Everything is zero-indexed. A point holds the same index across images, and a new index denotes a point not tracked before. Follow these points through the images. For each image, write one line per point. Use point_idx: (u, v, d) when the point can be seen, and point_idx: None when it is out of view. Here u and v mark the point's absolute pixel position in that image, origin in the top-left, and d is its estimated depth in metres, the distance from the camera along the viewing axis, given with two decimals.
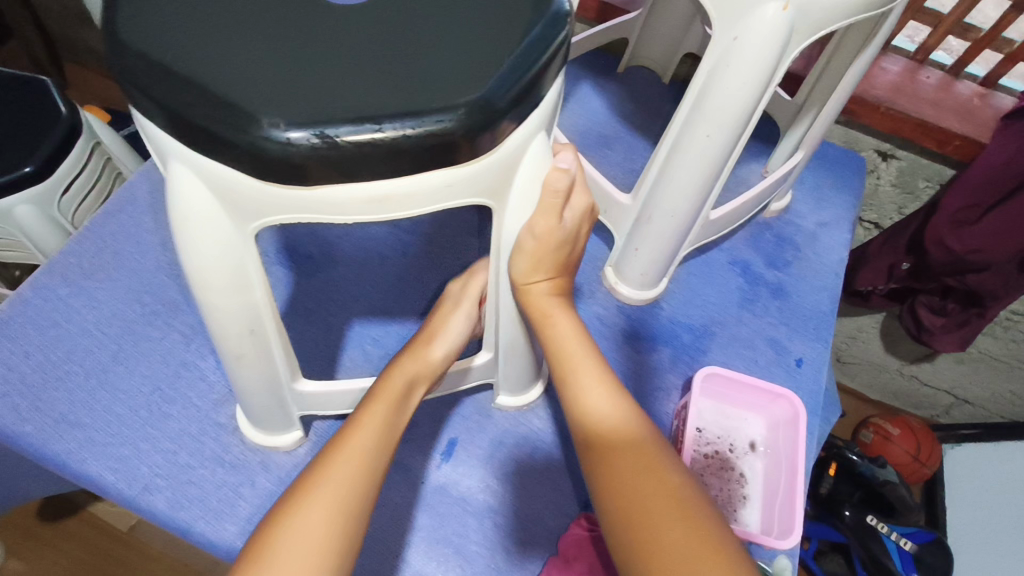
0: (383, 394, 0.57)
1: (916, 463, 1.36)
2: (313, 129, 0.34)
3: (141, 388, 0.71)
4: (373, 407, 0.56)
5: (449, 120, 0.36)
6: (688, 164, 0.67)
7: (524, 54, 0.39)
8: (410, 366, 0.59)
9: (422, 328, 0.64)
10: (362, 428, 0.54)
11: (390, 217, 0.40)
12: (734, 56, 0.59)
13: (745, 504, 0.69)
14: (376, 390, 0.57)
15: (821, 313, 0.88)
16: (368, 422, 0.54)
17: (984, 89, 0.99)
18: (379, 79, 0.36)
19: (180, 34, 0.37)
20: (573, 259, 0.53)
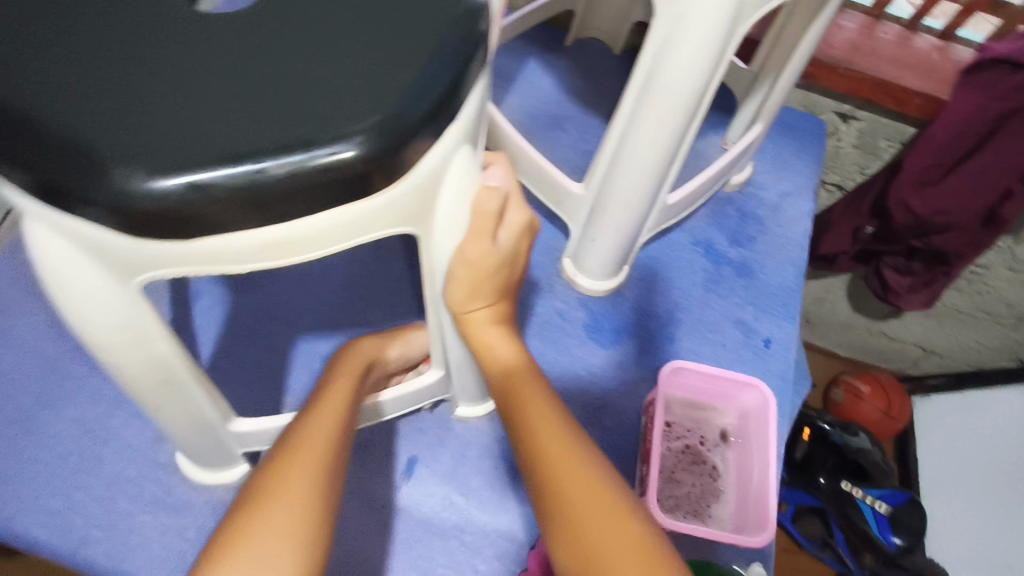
0: (336, 391, 0.56)
1: (887, 419, 1.36)
2: (180, 176, 0.29)
3: (69, 433, 0.66)
4: (330, 397, 0.55)
5: (347, 149, 0.31)
6: (639, 150, 0.63)
7: (433, 62, 0.34)
8: (352, 364, 0.61)
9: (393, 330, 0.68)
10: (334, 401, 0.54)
11: (295, 259, 0.35)
12: (679, 34, 0.54)
13: (717, 499, 0.68)
14: (325, 390, 0.56)
15: (788, 289, 0.85)
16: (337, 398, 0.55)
17: (943, 42, 0.95)
18: (261, 106, 0.31)
19: (14, 68, 0.31)
20: (515, 280, 0.49)
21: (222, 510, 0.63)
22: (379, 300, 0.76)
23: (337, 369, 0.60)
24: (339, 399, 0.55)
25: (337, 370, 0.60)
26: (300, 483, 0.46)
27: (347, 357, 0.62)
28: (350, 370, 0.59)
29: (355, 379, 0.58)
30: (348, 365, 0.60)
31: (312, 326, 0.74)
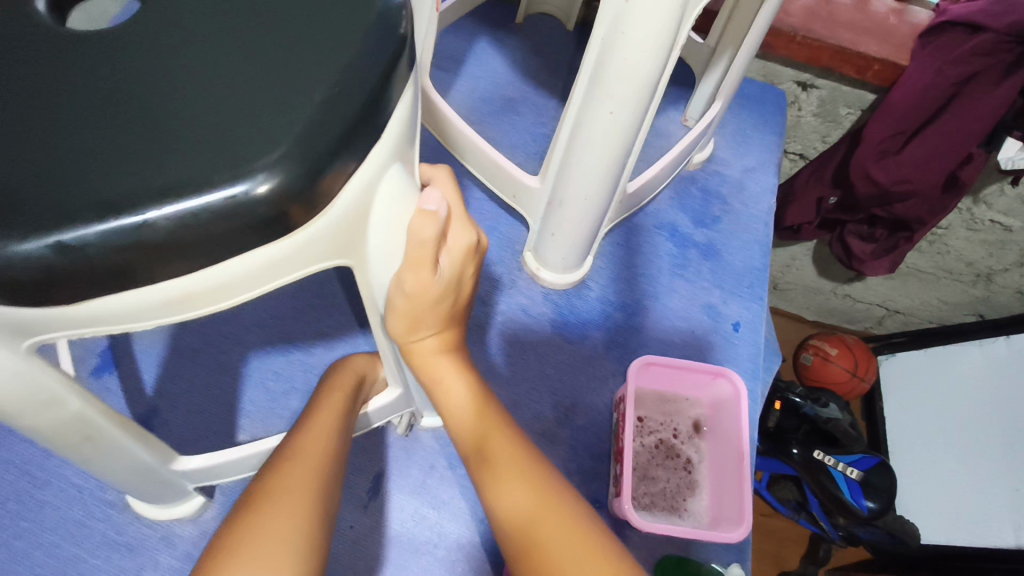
0: (328, 404, 0.53)
1: (854, 379, 1.39)
2: (51, 237, 0.26)
3: (6, 475, 0.61)
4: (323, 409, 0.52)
5: (246, 191, 0.27)
6: (594, 143, 0.60)
7: (343, 78, 0.30)
8: (345, 374, 0.58)
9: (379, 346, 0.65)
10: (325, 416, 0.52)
11: (211, 308, 0.32)
12: (627, 20, 0.50)
13: (693, 493, 0.67)
14: (316, 402, 0.54)
15: (754, 268, 0.84)
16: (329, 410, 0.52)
17: (900, 5, 0.93)
18: (143, 148, 0.27)
19: None
20: (464, 306, 0.45)
21: (180, 546, 0.60)
22: (331, 309, 0.72)
23: (332, 376, 0.57)
24: (334, 409, 0.52)
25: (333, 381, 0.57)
26: (298, 492, 0.43)
27: (340, 368, 0.59)
28: (345, 378, 0.57)
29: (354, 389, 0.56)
30: (341, 375, 0.57)
31: (264, 340, 0.69)
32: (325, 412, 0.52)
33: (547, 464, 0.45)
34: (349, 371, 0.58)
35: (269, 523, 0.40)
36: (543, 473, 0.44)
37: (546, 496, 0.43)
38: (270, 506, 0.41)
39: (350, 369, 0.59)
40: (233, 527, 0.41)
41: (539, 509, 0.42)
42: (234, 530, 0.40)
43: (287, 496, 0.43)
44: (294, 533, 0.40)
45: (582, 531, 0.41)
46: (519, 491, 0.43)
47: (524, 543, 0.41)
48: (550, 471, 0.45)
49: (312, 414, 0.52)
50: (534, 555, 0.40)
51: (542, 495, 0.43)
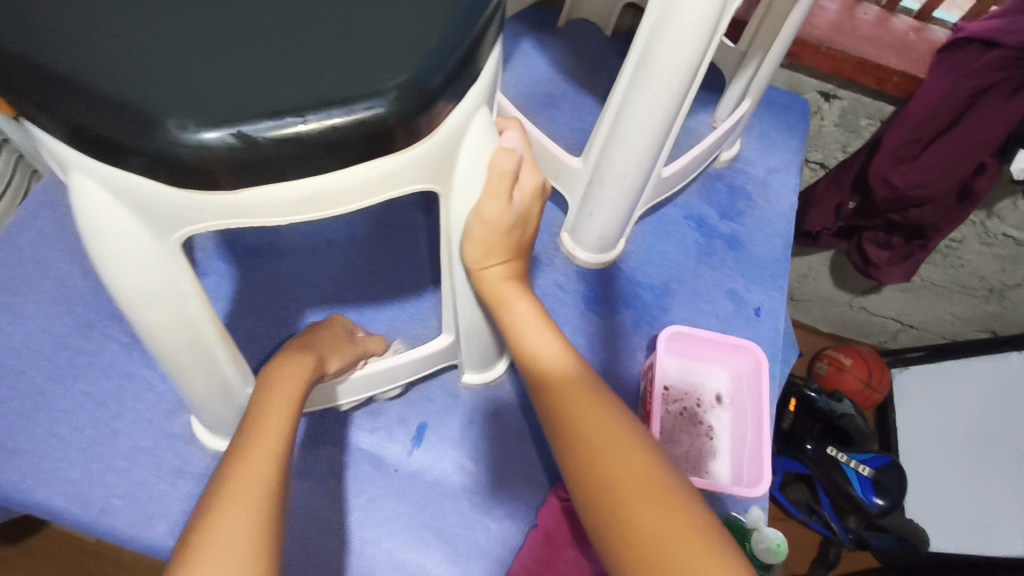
0: (267, 419, 0.50)
1: (868, 389, 1.42)
2: (228, 129, 0.31)
3: (83, 406, 0.67)
4: (259, 424, 0.49)
5: (381, 106, 0.33)
6: (636, 124, 0.65)
7: (457, 24, 0.36)
8: (287, 381, 0.54)
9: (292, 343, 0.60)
10: (264, 432, 0.48)
11: (326, 214, 0.38)
12: (675, 10, 0.56)
13: (714, 457, 0.71)
14: (254, 418, 0.50)
15: (776, 259, 0.89)
16: (267, 425, 0.49)
17: (919, 23, 0.99)
18: (298, 65, 0.33)
19: (61, 27, 0.32)
20: (524, 243, 0.56)
21: None
22: (383, 274, 0.78)
23: (268, 388, 0.53)
24: (275, 428, 0.49)
25: (270, 389, 0.53)
26: (236, 538, 0.41)
27: (282, 371, 0.55)
28: (287, 387, 0.53)
29: (297, 402, 0.52)
30: (283, 384, 0.53)
31: (320, 299, 0.75)
32: (264, 432, 0.48)
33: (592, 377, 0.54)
34: (283, 378, 0.54)
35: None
36: (590, 381, 0.54)
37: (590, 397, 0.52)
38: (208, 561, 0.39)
39: (298, 371, 0.55)
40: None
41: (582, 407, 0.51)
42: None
43: (224, 546, 0.40)
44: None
45: (618, 425, 0.50)
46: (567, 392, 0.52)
47: (567, 432, 0.51)
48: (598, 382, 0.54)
49: (247, 436, 0.48)
50: (575, 441, 0.50)
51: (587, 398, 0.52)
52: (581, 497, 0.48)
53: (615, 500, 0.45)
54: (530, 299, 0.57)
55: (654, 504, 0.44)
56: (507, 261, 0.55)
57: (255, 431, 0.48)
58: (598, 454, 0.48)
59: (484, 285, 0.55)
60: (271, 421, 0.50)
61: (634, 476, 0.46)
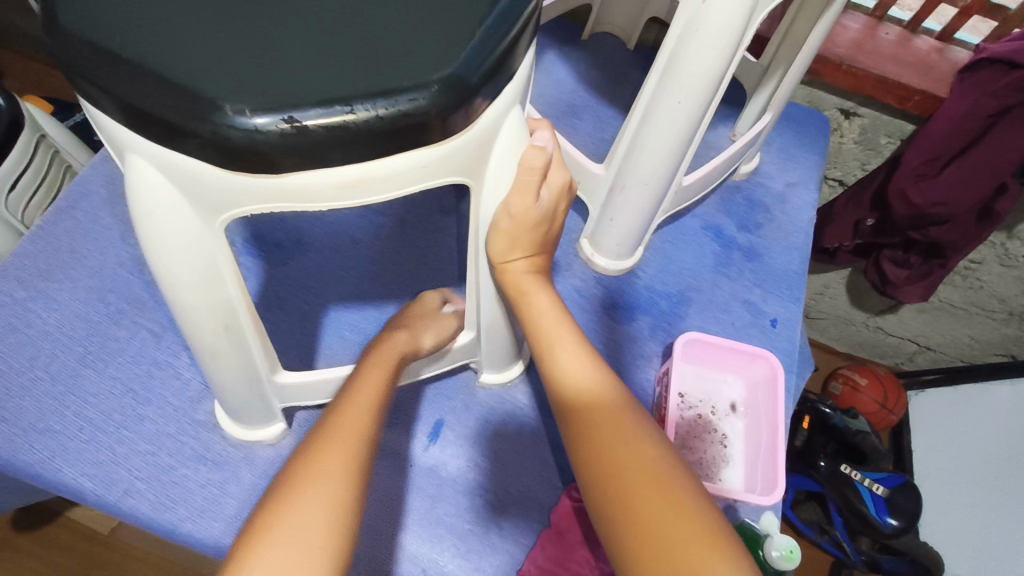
0: (365, 382, 0.55)
1: (884, 410, 1.38)
2: (280, 115, 0.33)
3: (112, 390, 0.68)
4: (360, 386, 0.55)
5: (423, 98, 0.35)
6: (659, 133, 0.66)
7: (496, 24, 0.38)
8: (386, 352, 0.59)
9: (399, 323, 0.64)
10: (363, 389, 0.54)
11: (363, 202, 0.39)
12: (702, 20, 0.57)
13: (727, 464, 0.71)
14: (357, 379, 0.55)
15: (793, 272, 0.89)
16: (365, 386, 0.54)
17: (941, 44, 1.00)
18: (345, 57, 0.35)
19: (127, 18, 0.35)
20: (549, 237, 0.57)
21: (259, 465, 0.66)
22: (405, 273, 0.79)
23: (371, 357, 0.58)
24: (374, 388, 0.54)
25: (372, 360, 0.58)
26: (333, 471, 0.47)
27: (380, 346, 0.60)
28: (385, 356, 0.58)
29: (391, 372, 0.57)
30: (380, 354, 0.58)
31: (343, 295, 0.76)
32: (361, 391, 0.54)
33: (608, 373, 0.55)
34: (382, 350, 0.59)
35: (303, 503, 0.44)
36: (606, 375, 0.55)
37: (603, 391, 0.53)
38: (308, 484, 0.45)
39: (397, 344, 0.60)
40: (271, 501, 0.45)
41: (595, 401, 0.53)
42: (274, 503, 0.45)
43: (325, 476, 0.46)
44: (332, 508, 0.45)
45: (627, 418, 0.51)
46: (582, 385, 0.54)
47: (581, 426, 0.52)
48: (613, 376, 0.56)
49: (346, 393, 0.54)
50: (586, 432, 0.51)
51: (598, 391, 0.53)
52: (588, 486, 0.49)
53: (621, 490, 0.47)
54: (552, 295, 0.59)
55: (660, 496, 0.45)
56: (531, 255, 0.56)
57: (358, 386, 0.54)
58: (608, 445, 0.49)
59: (508, 278, 0.56)
60: (369, 382, 0.55)
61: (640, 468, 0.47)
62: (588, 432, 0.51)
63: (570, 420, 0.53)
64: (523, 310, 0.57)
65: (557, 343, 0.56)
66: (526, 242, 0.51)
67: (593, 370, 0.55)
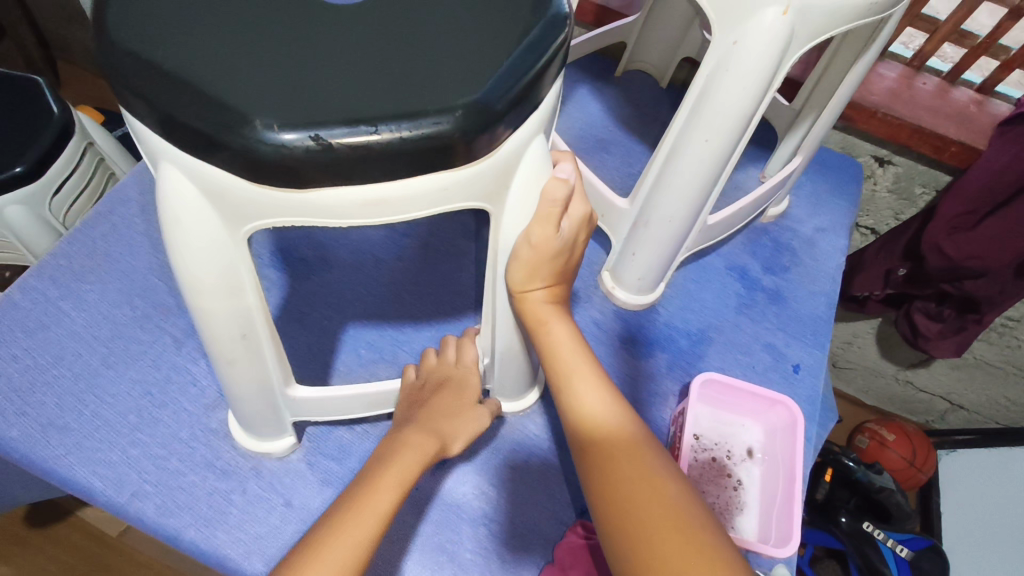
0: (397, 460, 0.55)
1: (911, 468, 1.32)
2: (307, 132, 0.34)
3: (130, 393, 0.70)
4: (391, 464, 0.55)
5: (446, 122, 0.36)
6: (685, 170, 0.66)
7: (524, 55, 0.39)
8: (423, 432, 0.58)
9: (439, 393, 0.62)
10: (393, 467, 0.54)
11: (382, 220, 0.40)
12: (733, 61, 0.57)
13: (741, 512, 0.69)
14: (389, 455, 0.56)
15: (818, 317, 0.88)
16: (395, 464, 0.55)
17: (981, 96, 0.99)
18: (376, 79, 0.36)
19: (170, 35, 0.36)
20: (569, 267, 0.57)
21: (266, 477, 0.67)
22: (424, 296, 0.80)
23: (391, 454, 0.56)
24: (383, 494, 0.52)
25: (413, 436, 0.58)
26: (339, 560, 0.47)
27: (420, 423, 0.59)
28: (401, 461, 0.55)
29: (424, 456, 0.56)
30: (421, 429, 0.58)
31: (362, 314, 0.77)
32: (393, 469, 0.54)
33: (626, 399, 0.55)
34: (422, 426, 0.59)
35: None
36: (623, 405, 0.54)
37: (619, 421, 0.53)
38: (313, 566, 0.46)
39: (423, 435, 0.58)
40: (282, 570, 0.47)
41: (610, 429, 0.52)
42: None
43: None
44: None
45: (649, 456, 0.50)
46: (601, 416, 0.53)
47: (604, 469, 0.50)
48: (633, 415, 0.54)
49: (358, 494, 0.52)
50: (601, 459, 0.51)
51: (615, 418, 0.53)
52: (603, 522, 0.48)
53: (637, 524, 0.46)
54: (571, 325, 0.58)
55: (670, 525, 0.45)
56: (550, 285, 0.55)
57: (369, 488, 0.52)
58: (620, 473, 0.49)
59: (527, 307, 0.56)
60: (386, 482, 0.53)
61: (652, 497, 0.47)
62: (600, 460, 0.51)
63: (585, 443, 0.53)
64: (540, 340, 0.57)
65: (570, 366, 0.56)
66: (544, 273, 0.51)
67: (610, 399, 0.54)
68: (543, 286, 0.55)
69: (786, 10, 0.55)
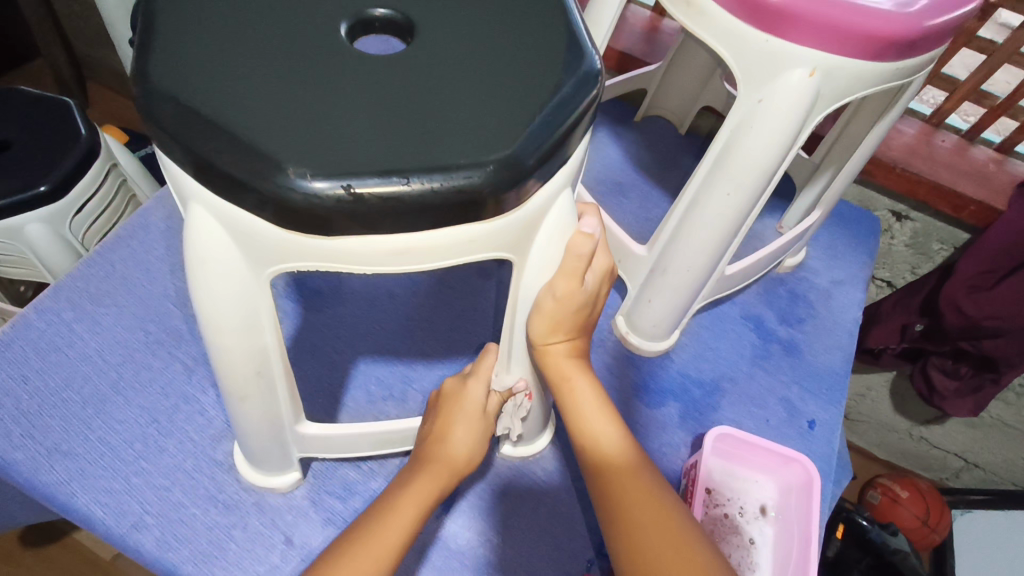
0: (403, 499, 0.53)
1: (925, 528, 1.28)
2: (339, 181, 0.34)
3: (137, 420, 0.69)
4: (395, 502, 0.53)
5: (476, 176, 0.36)
6: (705, 221, 0.66)
7: (556, 112, 0.39)
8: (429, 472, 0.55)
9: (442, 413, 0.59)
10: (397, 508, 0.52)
11: (410, 268, 0.40)
12: (757, 118, 0.58)
13: (753, 574, 0.67)
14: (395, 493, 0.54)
15: (834, 373, 0.86)
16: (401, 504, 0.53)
17: (1000, 155, 0.99)
18: (408, 131, 0.36)
19: (209, 79, 0.37)
20: (591, 319, 0.56)
21: (269, 513, 0.65)
22: (438, 333, 0.79)
23: (409, 479, 0.55)
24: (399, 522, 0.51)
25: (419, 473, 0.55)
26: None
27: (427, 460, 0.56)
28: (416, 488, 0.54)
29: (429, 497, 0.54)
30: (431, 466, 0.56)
31: (374, 349, 0.77)
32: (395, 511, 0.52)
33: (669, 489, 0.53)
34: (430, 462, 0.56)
35: None
36: (649, 474, 0.53)
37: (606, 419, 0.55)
38: None
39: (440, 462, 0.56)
40: None
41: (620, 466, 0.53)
42: None
43: None
44: None
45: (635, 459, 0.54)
46: (592, 414, 0.55)
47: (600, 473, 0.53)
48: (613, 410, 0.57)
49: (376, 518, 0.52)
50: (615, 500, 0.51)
51: (656, 508, 0.50)
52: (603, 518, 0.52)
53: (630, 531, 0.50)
54: (593, 374, 0.57)
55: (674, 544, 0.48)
56: (574, 336, 0.54)
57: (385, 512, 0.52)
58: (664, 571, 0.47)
59: (549, 356, 0.55)
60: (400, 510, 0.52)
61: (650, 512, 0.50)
62: (641, 559, 0.48)
63: (622, 538, 0.50)
64: (561, 394, 0.56)
65: (601, 439, 0.54)
66: (568, 324, 0.51)
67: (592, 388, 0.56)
68: (565, 338, 0.54)
69: (812, 71, 0.55)
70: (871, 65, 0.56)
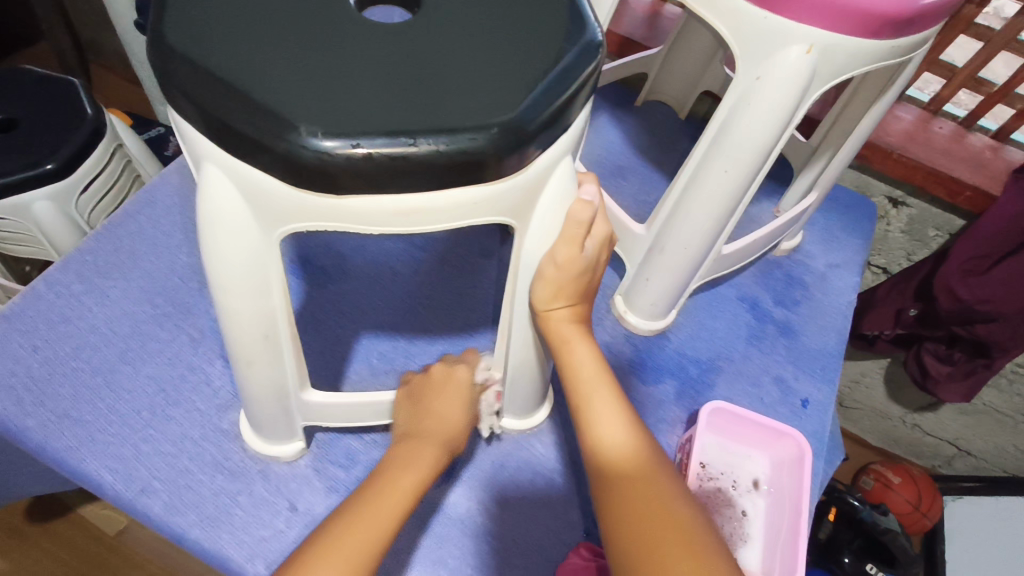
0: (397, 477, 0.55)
1: (916, 512, 1.30)
2: (348, 140, 0.35)
3: (145, 389, 0.71)
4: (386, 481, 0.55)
5: (481, 139, 0.37)
6: (703, 198, 0.67)
7: (558, 79, 0.40)
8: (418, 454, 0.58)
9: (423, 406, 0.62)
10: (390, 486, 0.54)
11: (415, 230, 0.41)
12: (754, 95, 0.59)
13: (745, 544, 0.69)
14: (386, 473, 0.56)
15: (829, 353, 0.88)
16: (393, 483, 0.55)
17: (996, 143, 1.00)
18: (414, 94, 0.37)
19: (224, 42, 0.38)
20: (590, 289, 0.57)
21: (273, 480, 0.67)
22: (440, 310, 0.81)
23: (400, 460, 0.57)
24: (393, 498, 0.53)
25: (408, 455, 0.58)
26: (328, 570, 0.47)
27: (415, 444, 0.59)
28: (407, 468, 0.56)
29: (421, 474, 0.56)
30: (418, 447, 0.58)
31: (376, 324, 0.78)
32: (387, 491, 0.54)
33: (670, 475, 0.52)
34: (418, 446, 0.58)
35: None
36: (649, 457, 0.53)
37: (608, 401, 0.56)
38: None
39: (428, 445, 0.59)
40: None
41: (620, 445, 0.54)
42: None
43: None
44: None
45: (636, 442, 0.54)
46: (594, 393, 0.57)
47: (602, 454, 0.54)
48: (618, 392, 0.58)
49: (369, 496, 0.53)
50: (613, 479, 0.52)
51: (655, 490, 0.50)
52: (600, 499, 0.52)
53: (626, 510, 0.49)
54: (592, 346, 0.59)
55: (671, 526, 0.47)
56: (573, 305, 0.56)
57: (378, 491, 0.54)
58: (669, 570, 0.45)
59: (549, 324, 0.56)
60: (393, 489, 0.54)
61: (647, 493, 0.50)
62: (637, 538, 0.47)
63: (618, 520, 0.49)
64: (563, 364, 0.58)
65: (602, 420, 0.55)
66: (568, 292, 0.53)
67: (595, 367, 0.58)
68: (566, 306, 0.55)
69: (810, 48, 0.56)
70: (867, 44, 0.57)
